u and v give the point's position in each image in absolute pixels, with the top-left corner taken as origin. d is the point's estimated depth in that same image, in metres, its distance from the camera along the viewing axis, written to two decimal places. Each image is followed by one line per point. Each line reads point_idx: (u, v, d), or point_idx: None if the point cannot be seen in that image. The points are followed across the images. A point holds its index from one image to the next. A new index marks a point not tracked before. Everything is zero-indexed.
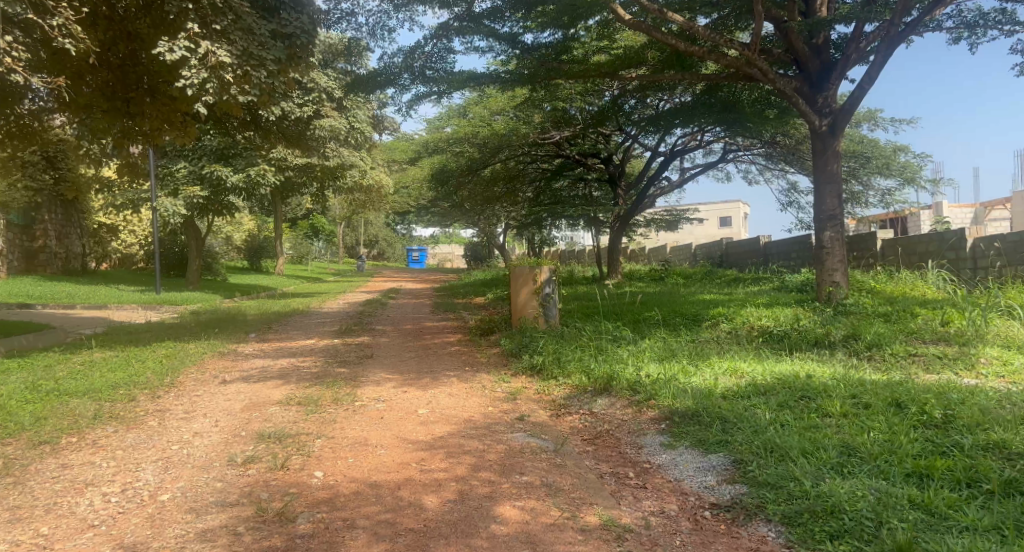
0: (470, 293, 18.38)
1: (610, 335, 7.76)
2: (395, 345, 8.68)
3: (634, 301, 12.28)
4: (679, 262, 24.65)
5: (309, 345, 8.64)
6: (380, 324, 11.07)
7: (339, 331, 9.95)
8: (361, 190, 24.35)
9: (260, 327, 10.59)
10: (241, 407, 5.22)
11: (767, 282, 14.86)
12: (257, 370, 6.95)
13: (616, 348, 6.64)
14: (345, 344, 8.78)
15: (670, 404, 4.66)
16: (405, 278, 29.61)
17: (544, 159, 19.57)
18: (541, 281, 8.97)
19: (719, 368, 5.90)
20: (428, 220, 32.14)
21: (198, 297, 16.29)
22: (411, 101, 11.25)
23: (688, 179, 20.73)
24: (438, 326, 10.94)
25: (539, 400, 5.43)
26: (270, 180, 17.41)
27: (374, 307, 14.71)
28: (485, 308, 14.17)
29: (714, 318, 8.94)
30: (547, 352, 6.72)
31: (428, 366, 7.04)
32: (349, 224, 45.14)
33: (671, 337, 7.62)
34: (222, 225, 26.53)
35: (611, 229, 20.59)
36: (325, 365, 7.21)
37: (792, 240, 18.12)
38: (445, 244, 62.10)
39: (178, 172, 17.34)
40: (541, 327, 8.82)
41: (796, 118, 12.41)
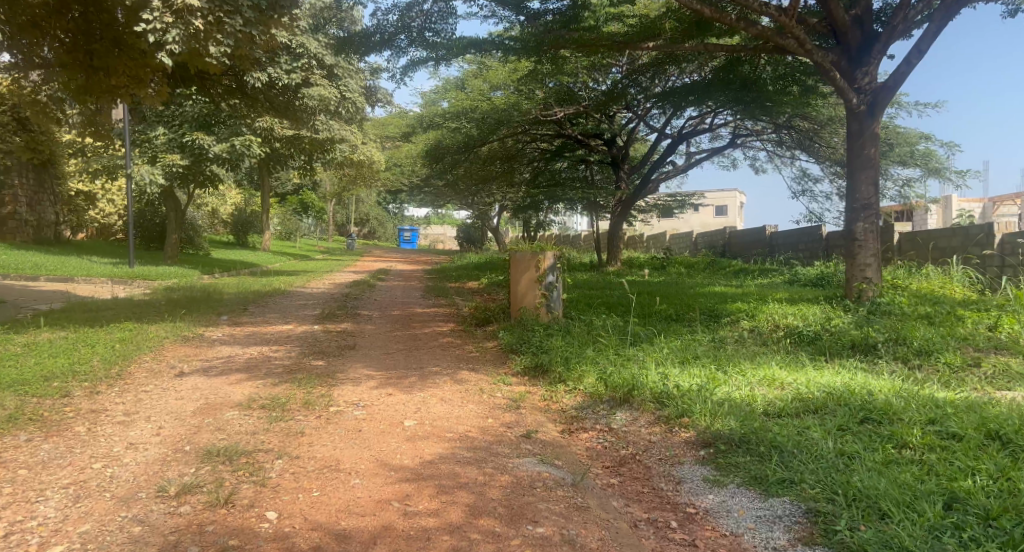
0: (464, 277, 17.51)
1: (621, 332, 6.97)
2: (382, 334, 7.85)
3: (641, 292, 11.49)
4: (679, 251, 23.87)
5: (286, 332, 7.77)
6: (367, 309, 10.21)
7: (321, 316, 9.08)
8: (353, 166, 23.40)
9: (236, 309, 9.70)
10: (194, 410, 4.38)
11: (777, 275, 14.10)
12: (223, 361, 6.09)
13: (632, 349, 5.83)
14: (326, 331, 7.92)
15: (709, 426, 3.86)
16: (396, 259, 28.73)
17: (544, 138, 18.69)
18: (545, 269, 8.14)
19: (753, 376, 5.11)
20: (420, 199, 31.18)
21: (175, 272, 15.35)
22: (406, 67, 10.34)
23: (694, 165, 19.93)
24: (430, 313, 10.11)
25: (547, 411, 4.64)
26: (255, 152, 16.41)
27: (362, 289, 13.84)
28: (479, 295, 13.33)
29: (733, 313, 8.15)
30: (553, 350, 5.92)
31: (417, 362, 6.21)
32: (340, 201, 44.09)
33: (689, 337, 6.83)
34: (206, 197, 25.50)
35: (612, 214, 19.80)
36: (301, 357, 6.36)
37: (801, 231, 17.39)
38: (438, 225, 61.25)
39: (156, 139, 16.27)
40: (543, 318, 8.04)
41: (820, 99, 11.55)
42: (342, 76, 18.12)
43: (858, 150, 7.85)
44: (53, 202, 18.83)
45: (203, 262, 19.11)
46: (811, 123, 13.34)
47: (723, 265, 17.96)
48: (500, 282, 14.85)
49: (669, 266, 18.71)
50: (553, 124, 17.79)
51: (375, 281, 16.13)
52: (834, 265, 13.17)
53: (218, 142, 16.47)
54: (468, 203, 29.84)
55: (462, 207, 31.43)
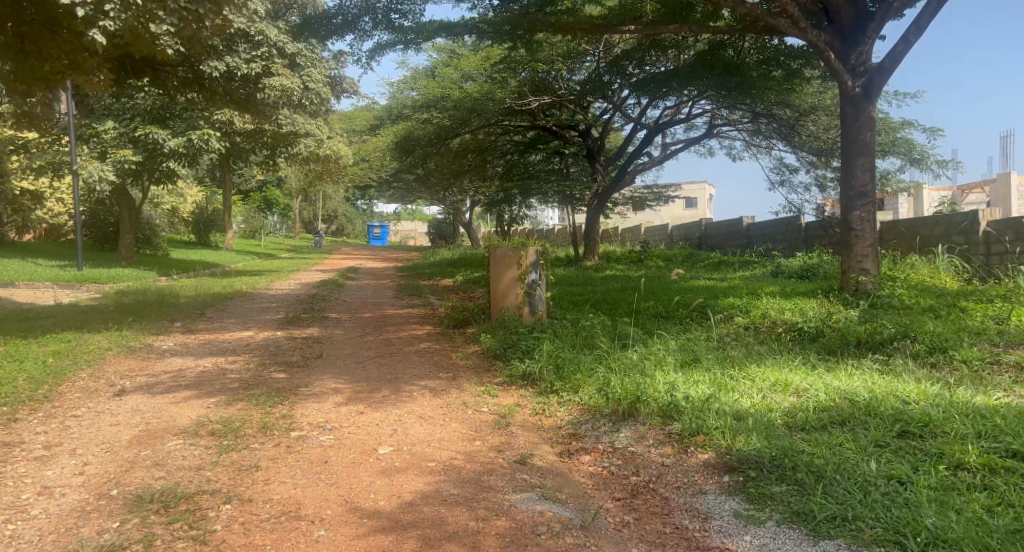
0: (437, 274, 16.93)
1: (612, 334, 6.49)
2: (351, 340, 7.24)
3: (623, 287, 11.07)
4: (655, 243, 23.55)
5: (246, 341, 7.11)
6: (336, 311, 9.57)
7: (285, 320, 8.42)
8: (319, 160, 22.62)
9: (192, 314, 9.00)
10: (130, 439, 3.74)
11: (759, 268, 13.85)
12: (173, 375, 5.43)
13: (629, 354, 5.33)
14: (289, 338, 7.28)
15: (735, 445, 3.37)
16: (366, 256, 27.97)
17: (517, 130, 18.17)
18: (527, 266, 7.62)
19: (764, 379, 4.64)
20: (390, 195, 30.44)
21: (130, 274, 14.54)
22: (372, 52, 9.70)
23: (670, 155, 19.61)
24: (402, 314, 9.53)
25: (539, 429, 4.11)
26: (213, 146, 15.53)
27: (330, 289, 13.19)
28: (454, 294, 12.76)
29: (726, 309, 7.70)
30: (542, 357, 5.39)
31: (392, 373, 5.62)
32: (307, 198, 43.06)
33: (684, 339, 6.37)
34: (163, 195, 24.48)
35: (588, 207, 19.44)
36: (262, 369, 5.73)
37: (778, 221, 17.18)
38: (407, 221, 60.42)
39: (107, 133, 15.28)
40: (526, 319, 7.55)
41: (803, 84, 11.18)
42: (305, 66, 17.14)
43: (853, 134, 7.41)
44: None
45: (162, 263, 18.25)
46: (792, 111, 13.05)
47: (701, 258, 17.69)
48: (475, 279, 14.31)
49: (647, 260, 18.38)
50: (526, 115, 17.31)
51: (343, 279, 15.47)
52: (816, 257, 12.92)
53: (174, 137, 15.44)
54: (439, 198, 29.19)
55: (433, 201, 30.77)
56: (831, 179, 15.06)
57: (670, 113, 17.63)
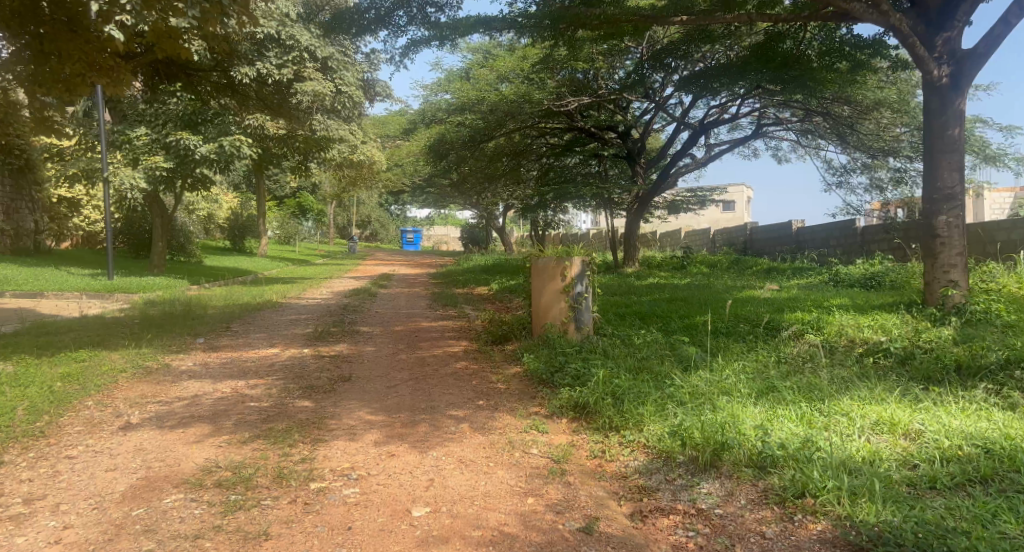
0: (472, 282, 16.40)
1: (670, 355, 5.86)
2: (383, 359, 6.69)
3: (670, 298, 10.39)
4: (696, 248, 22.71)
5: (272, 360, 6.59)
6: (367, 325, 9.05)
7: (314, 336, 7.89)
8: (352, 166, 22.28)
9: (218, 328, 8.55)
10: (124, 490, 3.21)
11: (814, 276, 13.06)
12: (188, 402, 4.92)
13: (696, 384, 4.67)
14: (316, 357, 6.75)
15: (862, 519, 2.76)
16: (399, 262, 27.56)
17: (554, 132, 17.57)
18: (572, 278, 7.01)
19: (862, 416, 3.97)
20: (423, 200, 30.04)
21: (161, 283, 14.26)
22: (406, 49, 9.18)
23: (714, 157, 18.86)
24: (437, 327, 8.97)
25: (601, 477, 3.50)
26: (245, 152, 15.12)
27: (362, 298, 12.71)
28: (491, 304, 12.17)
29: (794, 325, 6.99)
30: (596, 384, 4.75)
31: (427, 400, 5.04)
32: (341, 203, 43.00)
33: (752, 363, 5.71)
34: (197, 202, 24.37)
35: (628, 211, 18.80)
36: (285, 395, 5.19)
37: (831, 226, 16.34)
38: (440, 226, 60.21)
39: (138, 139, 15.04)
40: (571, 336, 6.94)
41: (867, 75, 10.40)
42: (338, 69, 16.51)
43: (939, 130, 6.61)
44: (34, 210, 17.71)
45: (194, 270, 18.01)
46: (851, 108, 12.29)
47: (748, 264, 16.90)
48: (512, 288, 13.73)
49: (690, 266, 17.64)
50: (563, 117, 16.72)
51: (376, 288, 15.02)
52: (878, 265, 12.10)
53: (206, 142, 15.09)
54: (473, 202, 28.69)
55: (467, 207, 30.27)
56: (890, 181, 14.27)
57: (716, 112, 16.94)
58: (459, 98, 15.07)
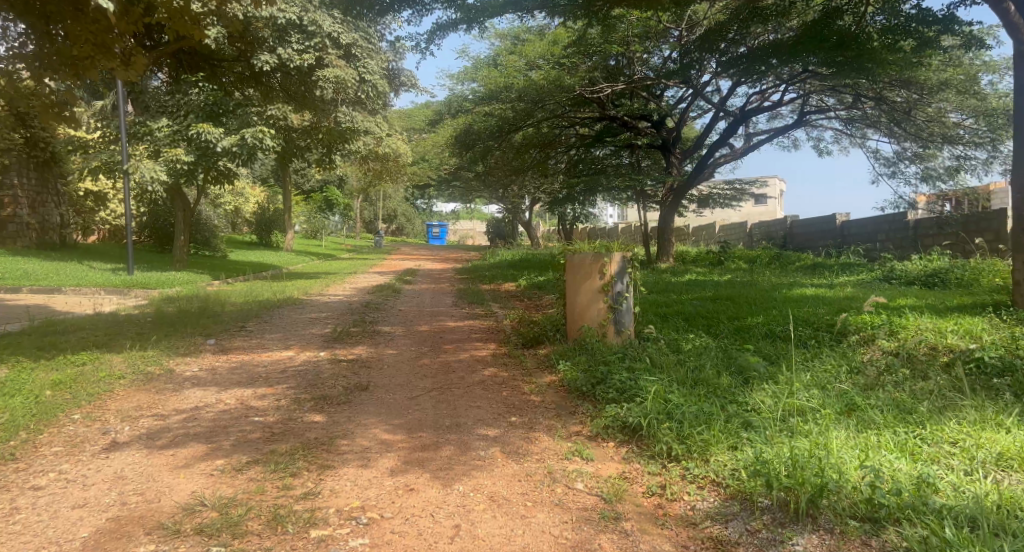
0: (500, 277, 15.80)
1: (725, 366, 5.21)
2: (405, 364, 6.12)
3: (713, 297, 9.67)
4: (732, 243, 21.88)
5: (284, 365, 6.04)
6: (390, 325, 8.47)
7: (333, 337, 7.34)
8: (377, 160, 21.80)
9: (233, 327, 8.04)
10: (87, 537, 2.73)
11: (864, 273, 12.24)
12: (186, 415, 4.38)
13: (767, 409, 4.06)
14: (333, 361, 6.19)
15: None
16: (424, 257, 27.07)
17: (585, 122, 16.91)
18: (612, 275, 6.36)
19: (981, 448, 3.33)
20: (449, 194, 29.51)
21: (181, 278, 13.89)
22: (431, 32, 8.60)
23: (753, 147, 18.03)
24: (464, 328, 8.38)
25: (669, 528, 2.96)
26: (268, 143, 14.58)
27: (386, 295, 12.17)
28: (520, 302, 11.55)
29: (860, 329, 6.31)
30: (647, 399, 4.15)
31: (452, 416, 4.43)
32: (367, 198, 42.72)
33: (820, 377, 5.03)
34: (222, 196, 24.09)
35: (662, 204, 18.06)
36: (295, 408, 4.63)
37: (879, 219, 15.54)
38: (467, 221, 59.79)
39: (159, 130, 14.46)
40: (611, 340, 6.30)
41: (932, 54, 9.63)
42: (361, 57, 15.96)
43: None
44: (58, 203, 17.46)
45: (217, 265, 17.68)
46: (908, 92, 11.48)
47: (791, 260, 16.06)
48: (541, 284, 13.11)
49: (728, 261, 16.85)
50: (595, 106, 16.02)
51: (400, 284, 14.50)
52: (937, 262, 11.29)
53: (227, 134, 14.61)
54: (500, 196, 28.09)
55: (493, 201, 29.70)
56: (943, 171, 13.57)
57: (757, 99, 16.13)
58: (487, 86, 14.46)
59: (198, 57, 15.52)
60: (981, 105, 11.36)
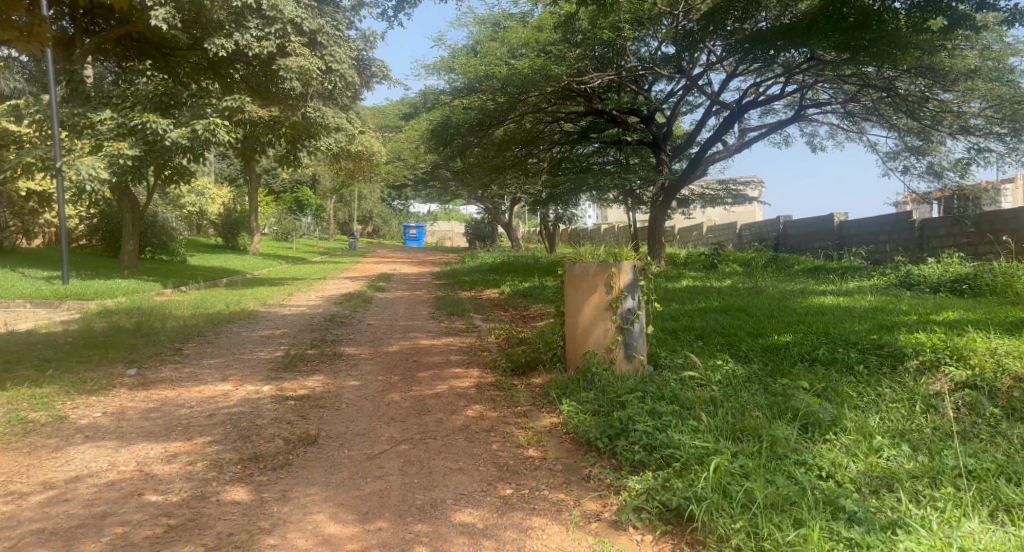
0: (480, 284, 14.63)
1: (772, 406, 4.15)
2: (367, 402, 4.96)
3: (723, 308, 8.59)
4: (723, 243, 20.94)
5: (215, 406, 4.81)
6: (355, 346, 7.25)
7: (284, 364, 6.15)
8: (349, 158, 20.56)
9: (167, 351, 6.77)
10: None
11: (877, 278, 11.25)
12: (51, 495, 3.17)
13: (858, 493, 3.07)
14: (278, 399, 5.00)
15: None
16: (399, 260, 25.78)
17: (569, 117, 15.87)
18: (622, 289, 5.32)
19: None
20: (426, 194, 28.20)
21: (127, 287, 12.53)
22: (401, 2, 7.39)
23: (748, 143, 17.06)
24: (442, 347, 7.24)
25: None
26: (222, 137, 13.19)
27: (354, 305, 10.94)
28: (504, 313, 10.37)
29: (919, 347, 5.26)
30: (695, 469, 3.13)
31: (425, 491, 3.30)
32: (341, 198, 41.22)
33: (892, 422, 4.00)
34: (182, 196, 22.63)
35: (652, 204, 17.06)
36: (212, 478, 3.44)
37: (882, 218, 14.67)
38: (444, 221, 58.54)
39: (102, 123, 13.07)
40: (619, 366, 5.25)
41: (959, 31, 8.68)
42: (327, 45, 14.56)
43: None
44: None
45: (172, 271, 16.28)
46: (926, 80, 10.56)
47: (788, 264, 15.09)
48: (527, 293, 11.94)
49: (722, 265, 15.85)
50: (580, 99, 14.99)
51: (372, 292, 13.25)
52: (955, 265, 10.43)
53: (177, 127, 13.20)
54: (479, 195, 26.87)
55: (471, 201, 28.48)
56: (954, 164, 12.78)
57: (753, 92, 15.16)
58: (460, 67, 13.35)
59: (148, 44, 14.36)
60: (1009, 92, 10.33)
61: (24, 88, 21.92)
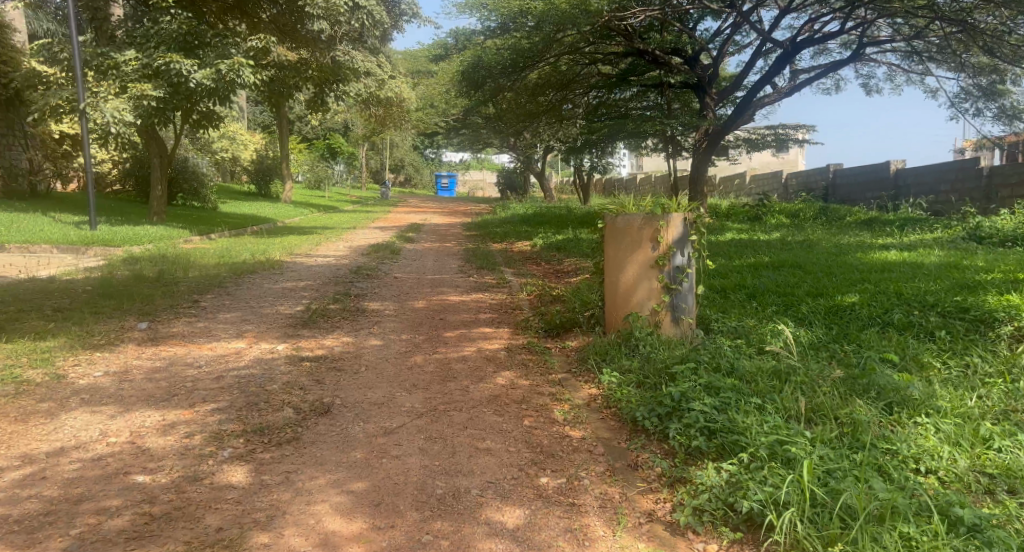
0: (513, 235, 14.10)
1: (848, 380, 3.64)
2: (387, 366, 4.56)
3: (775, 263, 7.99)
4: (768, 193, 20.07)
5: (224, 366, 4.45)
6: (380, 301, 6.84)
7: (304, 320, 5.77)
8: (379, 104, 19.98)
9: (184, 304, 6.45)
10: None
11: (941, 231, 10.44)
12: (27, 472, 2.81)
13: (971, 499, 2.59)
14: (294, 360, 4.62)
15: None
16: (431, 210, 25.32)
17: (608, 58, 15.03)
18: (670, 245, 4.79)
19: None
20: (457, 142, 27.54)
21: (154, 234, 12.29)
22: None
23: (799, 87, 16.04)
24: (471, 303, 6.81)
25: None
26: (247, 78, 12.68)
27: (383, 256, 10.55)
28: (537, 267, 9.87)
29: (1010, 310, 4.66)
30: (769, 463, 2.67)
31: (446, 478, 2.88)
32: (374, 146, 40.72)
33: (993, 401, 3.47)
34: (211, 142, 22.31)
35: (694, 152, 16.25)
36: (208, 454, 3.06)
37: (945, 166, 13.75)
38: (477, 170, 57.85)
39: (125, 64, 12.65)
40: (665, 330, 4.76)
41: None
42: None
43: None
44: (27, 146, 15.81)
45: (202, 218, 16.06)
46: (1010, 10, 9.54)
47: (839, 215, 14.25)
48: (562, 245, 11.40)
49: (767, 217, 15.10)
50: (621, 38, 14.13)
51: (402, 243, 12.82)
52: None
53: (202, 68, 12.73)
54: (512, 143, 26.15)
55: (505, 150, 27.75)
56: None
57: (807, 29, 14.14)
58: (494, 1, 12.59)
59: None
60: None
61: (55, 29, 21.65)
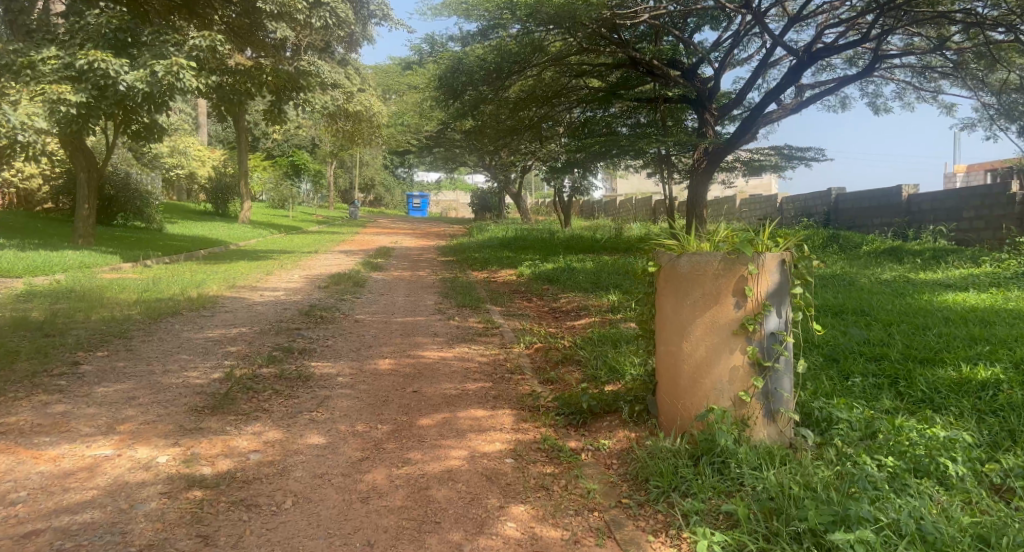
0: (493, 262, 12.44)
1: None
2: (324, 500, 2.85)
3: (825, 306, 6.44)
4: (762, 218, 18.75)
5: (55, 505, 2.70)
6: (330, 360, 5.09)
7: (217, 400, 4.02)
8: (345, 117, 18.24)
9: (56, 368, 4.63)
10: None
11: (990, 265, 9.04)
12: None
13: None
14: (177, 489, 2.87)
15: None
16: (403, 231, 23.54)
17: (599, 68, 13.57)
18: (764, 301, 3.17)
19: None
20: (430, 161, 25.83)
21: (73, 260, 10.39)
22: None
23: (805, 103, 14.73)
24: (451, 364, 5.12)
25: None
26: (187, 82, 10.87)
27: (342, 291, 8.78)
28: (528, 305, 8.21)
29: None
30: None
31: None
32: (342, 163, 38.79)
33: None
34: (157, 158, 20.31)
35: (691, 173, 14.85)
36: None
37: (967, 191, 12.55)
38: (449, 190, 56.13)
39: (43, 64, 10.74)
40: (757, 432, 3.14)
41: None
42: None
43: None
44: None
45: (141, 241, 14.16)
46: None
47: (855, 243, 12.86)
48: (553, 277, 9.73)
49: None
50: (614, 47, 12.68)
51: (366, 271, 11.05)
52: None
53: (134, 69, 10.90)
54: (488, 162, 24.58)
55: (480, 170, 26.14)
56: None
57: (817, 40, 12.90)
58: None
59: None
60: None
61: None
